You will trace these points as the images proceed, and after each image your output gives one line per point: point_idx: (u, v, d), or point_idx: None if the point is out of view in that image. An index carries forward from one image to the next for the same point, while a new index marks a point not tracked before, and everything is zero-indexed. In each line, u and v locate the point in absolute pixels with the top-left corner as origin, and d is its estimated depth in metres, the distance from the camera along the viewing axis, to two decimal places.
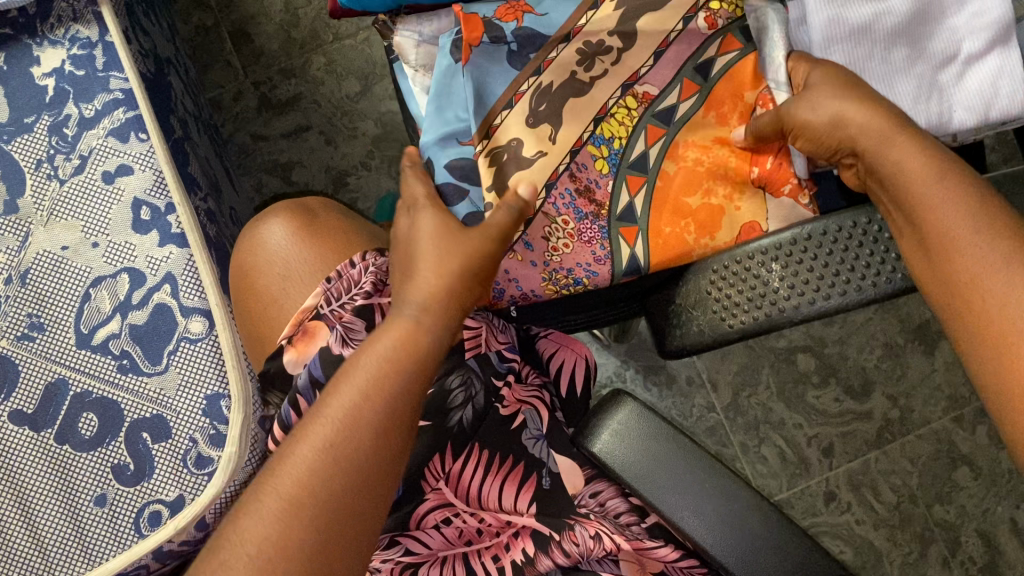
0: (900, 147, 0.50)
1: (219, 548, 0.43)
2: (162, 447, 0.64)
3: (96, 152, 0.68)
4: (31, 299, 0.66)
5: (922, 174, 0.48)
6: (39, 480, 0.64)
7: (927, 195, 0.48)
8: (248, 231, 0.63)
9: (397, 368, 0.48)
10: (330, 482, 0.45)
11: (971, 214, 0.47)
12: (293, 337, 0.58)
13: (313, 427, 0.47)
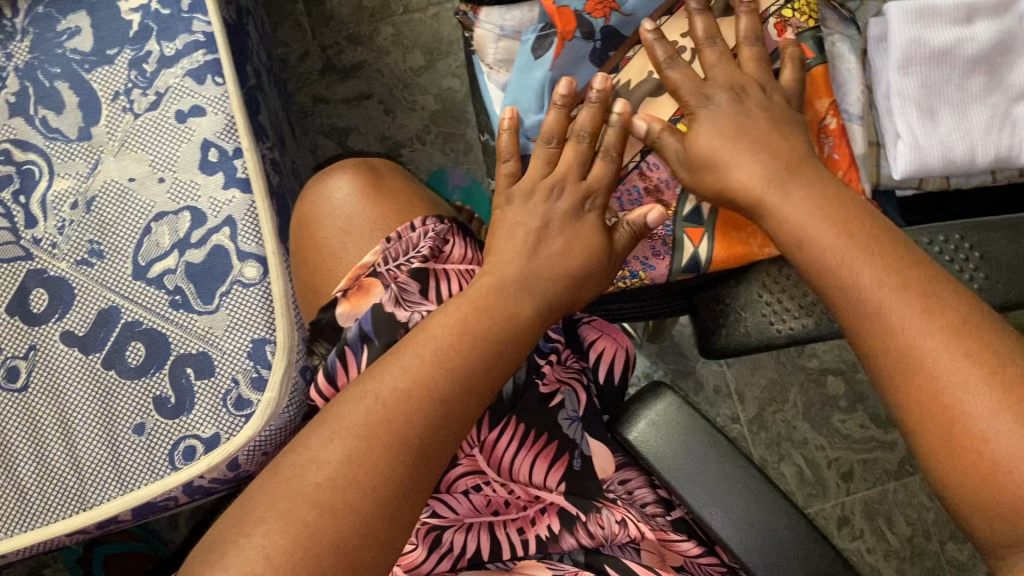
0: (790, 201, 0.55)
1: (304, 452, 0.46)
2: (204, 383, 0.65)
3: (172, 90, 0.70)
4: (95, 225, 0.68)
5: (811, 213, 0.53)
6: (83, 402, 0.66)
7: (811, 228, 0.53)
8: (308, 191, 0.64)
9: (486, 335, 0.53)
10: (420, 407, 0.49)
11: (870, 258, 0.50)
12: (347, 292, 0.58)
13: (403, 360, 0.51)
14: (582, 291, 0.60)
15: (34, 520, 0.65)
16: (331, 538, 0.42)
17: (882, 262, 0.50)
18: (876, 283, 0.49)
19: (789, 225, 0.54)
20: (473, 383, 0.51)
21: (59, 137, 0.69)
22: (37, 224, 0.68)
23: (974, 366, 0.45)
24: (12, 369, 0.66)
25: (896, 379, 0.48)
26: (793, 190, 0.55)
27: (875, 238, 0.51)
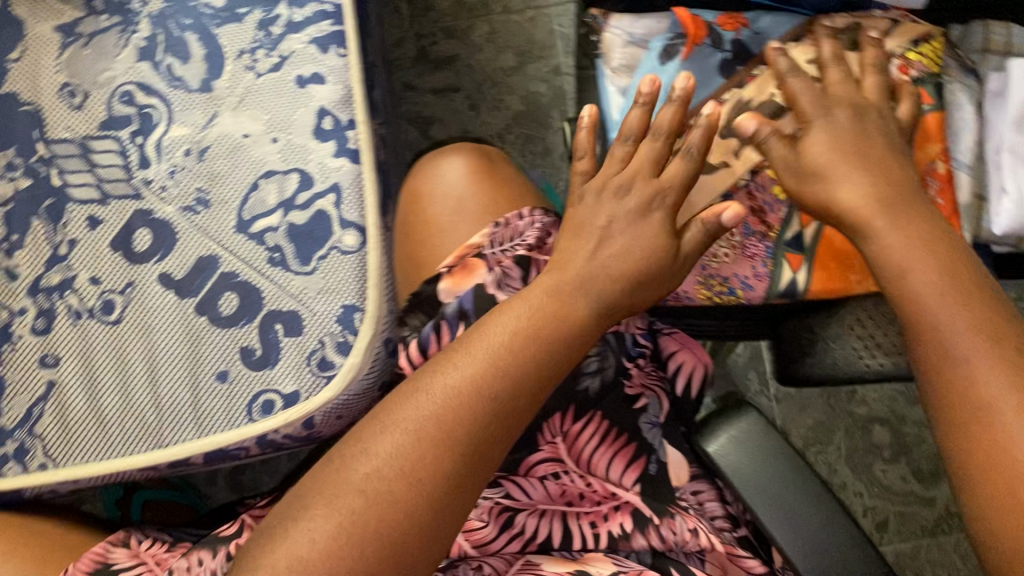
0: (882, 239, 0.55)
1: (358, 443, 0.47)
2: (291, 341, 0.67)
3: (296, 55, 0.71)
4: (204, 175, 0.70)
5: (905, 254, 0.53)
6: (171, 342, 0.68)
7: (914, 276, 0.53)
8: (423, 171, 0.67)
9: (545, 336, 0.53)
10: (476, 403, 0.48)
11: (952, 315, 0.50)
12: (452, 269, 0.61)
13: (464, 356, 0.51)
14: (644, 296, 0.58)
15: (111, 450, 0.67)
16: (375, 530, 0.43)
17: (981, 326, 0.49)
18: (974, 345, 0.49)
19: (893, 274, 0.54)
20: (528, 380, 0.51)
21: (181, 86, 0.71)
22: (149, 166, 0.70)
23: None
24: (108, 303, 0.68)
25: (969, 443, 0.47)
26: (907, 237, 0.54)
27: (981, 304, 0.50)
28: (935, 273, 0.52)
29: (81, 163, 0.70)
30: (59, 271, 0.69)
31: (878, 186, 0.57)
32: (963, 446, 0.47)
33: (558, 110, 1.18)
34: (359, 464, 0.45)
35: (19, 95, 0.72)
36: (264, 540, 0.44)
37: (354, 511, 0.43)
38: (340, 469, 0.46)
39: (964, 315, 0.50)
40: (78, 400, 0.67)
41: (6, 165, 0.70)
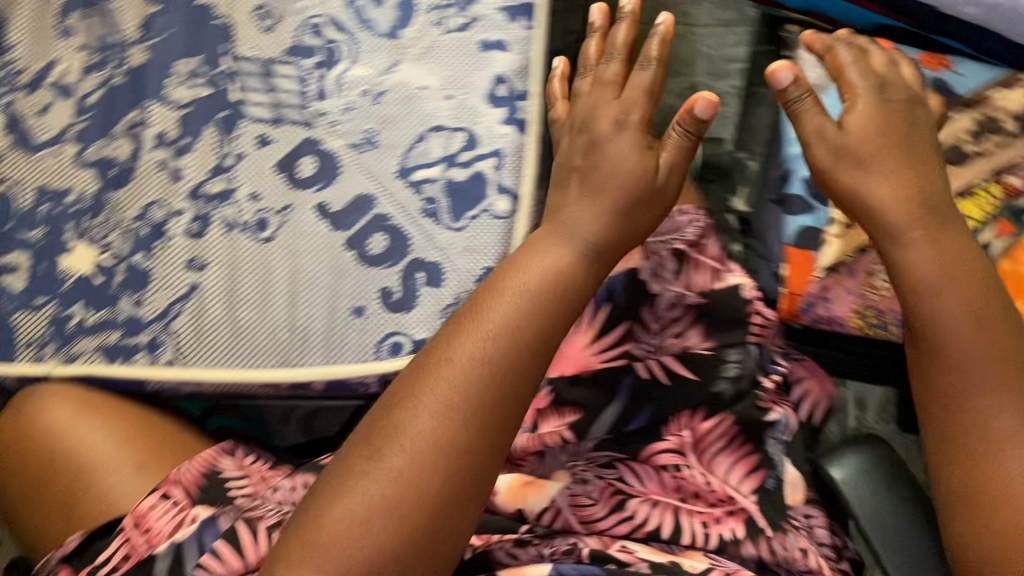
0: (910, 247, 0.56)
1: (378, 425, 0.48)
2: (430, 291, 0.69)
3: (484, 20, 0.73)
4: (376, 116, 0.72)
5: (932, 264, 0.55)
6: (313, 270, 0.70)
7: (945, 296, 0.54)
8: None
9: (555, 303, 0.52)
10: (483, 371, 0.49)
11: (975, 341, 0.52)
12: None
13: (478, 325, 0.51)
14: (637, 220, 0.59)
15: (237, 360, 0.69)
16: (394, 515, 0.45)
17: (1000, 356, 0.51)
18: (988, 375, 0.51)
19: (919, 289, 0.55)
20: (533, 345, 0.51)
21: (370, 28, 0.73)
22: (326, 99, 0.72)
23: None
24: (263, 221, 0.71)
25: (969, 461, 0.50)
26: (945, 255, 0.55)
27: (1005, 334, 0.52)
28: (967, 296, 0.53)
29: (261, 83, 0.73)
30: (222, 181, 0.71)
31: (914, 192, 0.57)
32: (963, 463, 0.51)
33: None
34: (374, 449, 0.47)
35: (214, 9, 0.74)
36: (294, 524, 0.47)
37: (371, 498, 0.46)
38: (358, 455, 0.48)
39: (988, 343, 0.52)
40: (216, 307, 0.69)
41: (190, 71, 0.73)
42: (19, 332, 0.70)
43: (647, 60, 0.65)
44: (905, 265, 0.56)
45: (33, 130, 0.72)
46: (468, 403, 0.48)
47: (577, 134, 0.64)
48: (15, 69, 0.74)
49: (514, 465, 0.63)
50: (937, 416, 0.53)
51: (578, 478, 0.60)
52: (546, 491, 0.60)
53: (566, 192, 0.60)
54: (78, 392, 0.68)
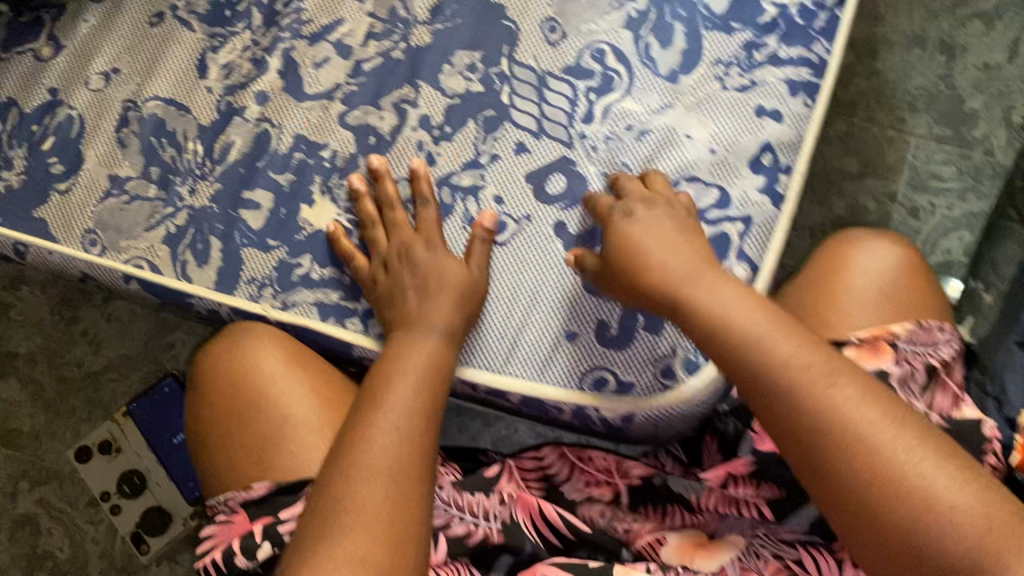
0: (714, 294, 0.54)
1: (328, 491, 0.55)
2: (647, 337, 0.68)
3: (766, 87, 0.72)
4: (636, 153, 0.72)
5: (741, 307, 0.52)
6: (534, 285, 0.71)
7: (778, 376, 0.49)
8: (859, 248, 0.70)
9: (430, 382, 0.62)
10: (395, 424, 0.58)
11: (797, 356, 0.49)
12: (862, 343, 0.62)
13: (378, 404, 0.60)
14: (468, 308, 0.67)
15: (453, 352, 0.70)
16: (386, 547, 0.52)
17: (846, 413, 0.46)
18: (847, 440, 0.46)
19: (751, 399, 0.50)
20: (434, 411, 0.61)
21: (650, 66, 0.73)
22: (592, 123, 0.73)
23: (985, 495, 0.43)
24: (501, 223, 0.72)
25: (854, 502, 0.45)
26: (733, 327, 0.51)
27: (845, 378, 0.48)
28: (760, 323, 0.51)
29: (532, 92, 0.73)
30: (472, 175, 0.73)
31: (677, 242, 0.59)
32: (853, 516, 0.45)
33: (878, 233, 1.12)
34: (333, 504, 0.54)
35: (506, 10, 0.75)
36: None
37: (350, 530, 0.52)
38: (317, 517, 0.54)
39: (832, 402, 0.47)
40: None
41: (467, 64, 0.74)
42: (248, 266, 0.72)
43: (426, 197, 0.71)
44: (682, 289, 0.55)
45: (306, 80, 0.74)
46: (387, 452, 0.57)
47: (394, 264, 0.68)
48: (303, 18, 0.75)
49: (690, 517, 0.65)
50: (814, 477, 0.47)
51: (754, 552, 0.60)
52: (714, 557, 0.60)
53: (404, 297, 0.67)
54: (287, 344, 0.69)
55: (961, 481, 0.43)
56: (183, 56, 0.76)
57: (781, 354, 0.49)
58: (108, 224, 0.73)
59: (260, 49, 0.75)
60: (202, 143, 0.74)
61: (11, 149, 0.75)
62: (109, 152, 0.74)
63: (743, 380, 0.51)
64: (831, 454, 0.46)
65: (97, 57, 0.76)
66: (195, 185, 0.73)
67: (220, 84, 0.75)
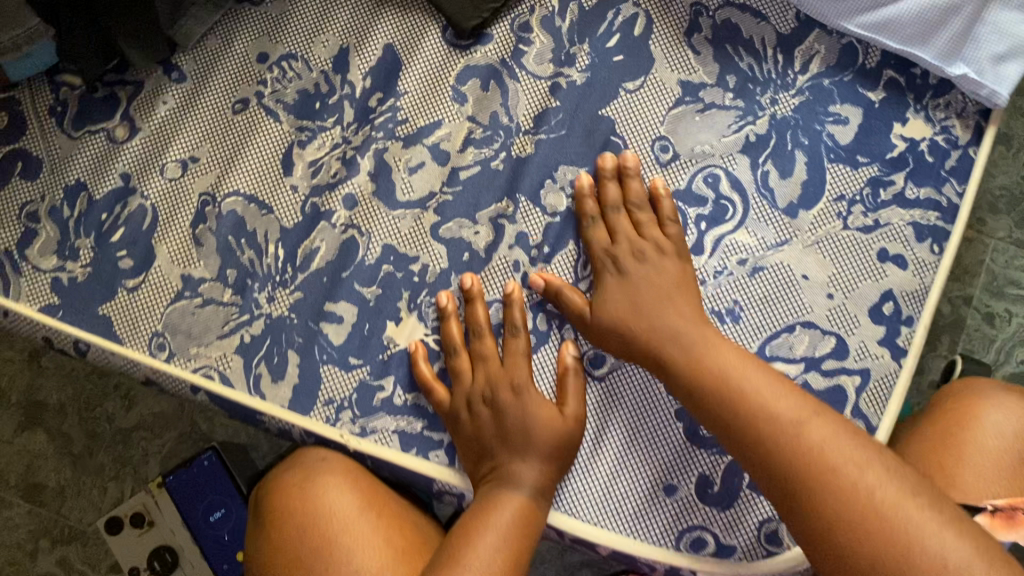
0: (711, 348, 0.60)
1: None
2: (750, 495, 0.64)
3: (890, 228, 0.67)
4: (748, 292, 0.67)
5: (736, 361, 0.60)
6: (629, 431, 0.66)
7: (787, 443, 0.55)
8: (989, 402, 0.65)
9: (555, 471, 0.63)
10: (502, 518, 0.60)
11: (789, 404, 0.57)
12: (995, 509, 0.59)
13: (489, 495, 0.62)
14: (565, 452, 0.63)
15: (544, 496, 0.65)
16: None
17: (819, 448, 0.54)
18: (822, 468, 0.54)
19: (733, 437, 0.58)
20: (541, 502, 0.62)
21: (767, 197, 0.68)
22: (702, 255, 0.68)
23: (939, 521, 0.51)
24: (599, 357, 0.67)
25: (871, 551, 0.51)
26: (733, 378, 0.59)
27: (819, 422, 0.56)
28: (757, 373, 0.59)
29: None
30: None
31: (669, 290, 0.63)
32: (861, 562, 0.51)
33: (949, 337, 0.99)
34: None
35: (616, 123, 0.70)
36: None
37: None
38: None
39: (807, 442, 0.55)
40: None
41: (571, 181, 0.69)
42: (326, 385, 0.67)
43: (516, 326, 0.66)
44: (670, 345, 0.61)
45: (398, 186, 0.70)
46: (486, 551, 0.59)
47: (477, 404, 0.64)
48: (399, 117, 0.71)
49: None
50: (823, 521, 0.53)
51: None
52: None
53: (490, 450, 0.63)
54: (359, 483, 0.65)
55: (925, 510, 0.51)
56: (267, 150, 0.71)
57: (764, 397, 0.58)
58: (178, 327, 0.68)
59: (351, 148, 0.71)
60: (284, 248, 0.69)
61: (76, 239, 0.70)
62: (183, 249, 0.69)
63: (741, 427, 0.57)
64: (845, 505, 0.52)
65: (173, 144, 0.72)
66: (274, 292, 0.68)
67: (306, 183, 0.70)
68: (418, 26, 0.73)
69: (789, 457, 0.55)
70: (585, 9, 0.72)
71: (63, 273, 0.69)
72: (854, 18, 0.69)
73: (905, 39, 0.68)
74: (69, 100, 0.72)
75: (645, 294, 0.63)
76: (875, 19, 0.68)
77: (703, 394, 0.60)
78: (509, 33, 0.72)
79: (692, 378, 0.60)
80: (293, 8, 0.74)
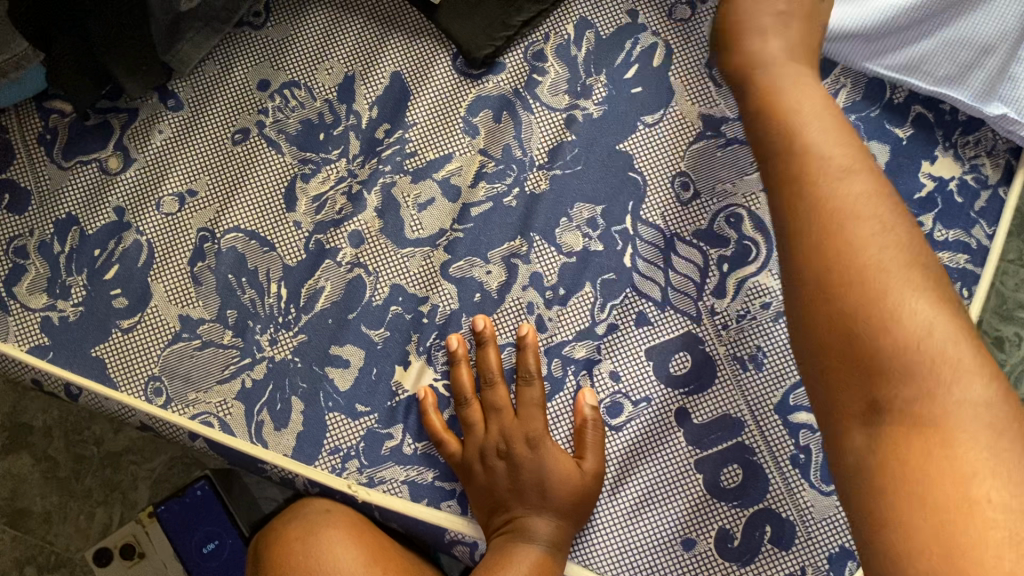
0: (799, 92, 0.58)
1: None
2: (773, 550, 0.61)
3: None
4: (773, 338, 0.64)
5: (820, 106, 0.57)
6: (648, 481, 0.63)
7: (821, 185, 0.53)
8: None
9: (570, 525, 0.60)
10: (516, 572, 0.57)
11: (843, 142, 0.55)
12: None
13: (501, 548, 0.59)
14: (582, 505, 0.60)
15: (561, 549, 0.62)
16: None
17: (849, 203, 0.52)
18: (839, 220, 0.52)
19: (773, 166, 0.56)
20: (554, 557, 0.60)
21: None
22: (724, 298, 0.65)
23: (917, 280, 0.49)
24: (616, 406, 0.64)
25: (870, 342, 0.48)
26: (797, 117, 0.57)
27: (862, 178, 0.53)
28: (815, 124, 0.56)
29: (658, 256, 0.66)
30: (588, 346, 0.65)
31: (773, 64, 0.60)
32: (856, 350, 0.48)
33: None
34: None
35: (634, 158, 0.67)
36: None
37: None
38: None
39: (836, 192, 0.53)
40: None
41: (587, 218, 0.67)
42: (331, 433, 0.64)
43: (530, 373, 0.63)
44: (757, 73, 0.60)
45: (407, 223, 0.67)
46: None
47: (491, 456, 0.61)
48: (408, 150, 0.68)
49: None
50: (826, 270, 0.51)
51: None
52: None
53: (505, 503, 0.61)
54: (364, 537, 0.62)
55: (950, 334, 0.47)
56: (269, 182, 0.68)
57: (821, 145, 0.55)
58: (176, 371, 0.65)
59: (357, 181, 0.68)
60: (287, 287, 0.66)
61: (68, 276, 0.66)
62: (181, 288, 0.66)
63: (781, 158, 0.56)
64: (855, 281, 0.49)
65: (170, 176, 0.68)
66: (276, 334, 0.65)
67: (310, 219, 0.67)
68: (427, 54, 0.70)
69: (816, 194, 0.53)
70: (602, 38, 0.69)
71: (53, 312, 0.66)
72: (883, 61, 0.66)
73: (938, 80, 0.66)
74: (59, 129, 0.68)
75: (774, 88, 0.59)
76: (905, 60, 0.66)
77: (763, 124, 0.58)
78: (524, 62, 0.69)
79: (763, 107, 0.59)
80: (296, 34, 0.70)
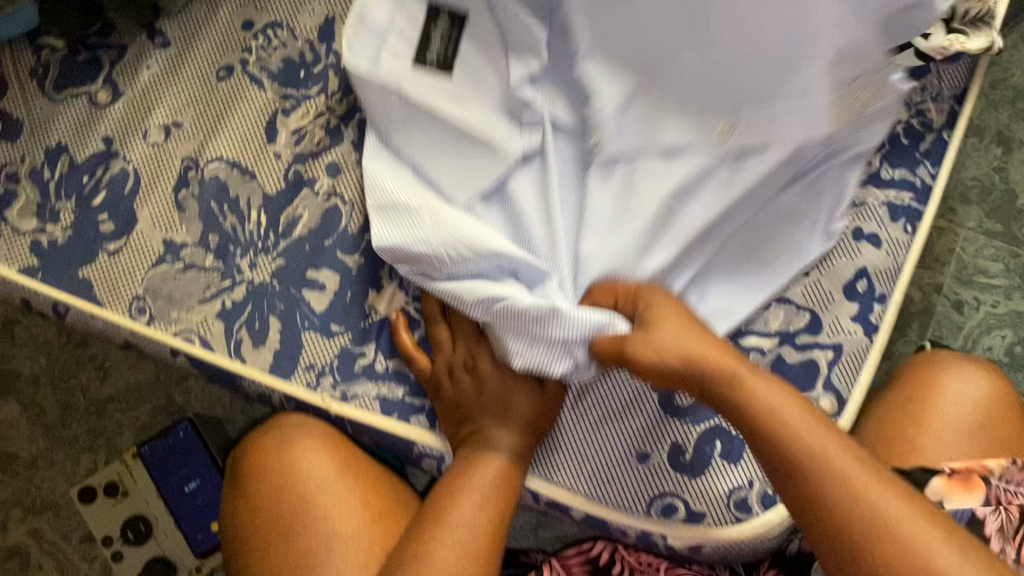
0: (763, 389, 0.53)
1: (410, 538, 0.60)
2: (722, 463, 0.65)
3: (866, 207, 0.69)
4: None
5: (782, 403, 0.53)
6: (606, 399, 0.67)
7: (831, 490, 0.49)
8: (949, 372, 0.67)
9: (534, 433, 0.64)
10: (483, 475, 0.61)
11: (830, 441, 0.51)
12: (952, 473, 0.59)
13: (469, 453, 0.63)
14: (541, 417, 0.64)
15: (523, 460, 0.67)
16: None
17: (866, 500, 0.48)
18: (884, 529, 0.47)
19: (785, 480, 0.51)
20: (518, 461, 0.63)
21: None
22: None
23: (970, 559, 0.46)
24: None
25: None
26: (773, 418, 0.52)
27: (858, 469, 0.50)
28: (789, 421, 0.52)
29: None
30: None
31: (724, 367, 0.54)
32: None
33: (919, 324, 0.95)
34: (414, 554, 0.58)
35: None
36: None
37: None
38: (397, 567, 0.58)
39: (845, 492, 0.49)
40: None
41: None
42: (307, 351, 0.67)
43: None
44: (695, 374, 0.54)
45: None
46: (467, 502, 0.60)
47: (457, 369, 0.64)
48: None
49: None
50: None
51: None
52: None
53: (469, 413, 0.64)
54: (339, 448, 0.65)
55: None
56: (252, 116, 0.71)
57: (807, 449, 0.51)
58: (159, 292, 0.68)
59: (334, 116, 0.71)
60: (267, 214, 0.69)
61: (57, 202, 0.69)
62: (165, 213, 0.69)
63: (788, 479, 0.51)
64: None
65: (157, 109, 0.71)
66: (256, 259, 0.68)
67: (289, 151, 0.70)
68: None
69: (845, 515, 0.48)
70: None
71: (43, 235, 0.69)
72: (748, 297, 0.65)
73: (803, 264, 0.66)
74: (51, 63, 0.72)
75: (727, 385, 0.53)
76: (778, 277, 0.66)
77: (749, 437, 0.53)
78: (455, 39, 0.70)
79: (736, 414, 0.53)
80: None
